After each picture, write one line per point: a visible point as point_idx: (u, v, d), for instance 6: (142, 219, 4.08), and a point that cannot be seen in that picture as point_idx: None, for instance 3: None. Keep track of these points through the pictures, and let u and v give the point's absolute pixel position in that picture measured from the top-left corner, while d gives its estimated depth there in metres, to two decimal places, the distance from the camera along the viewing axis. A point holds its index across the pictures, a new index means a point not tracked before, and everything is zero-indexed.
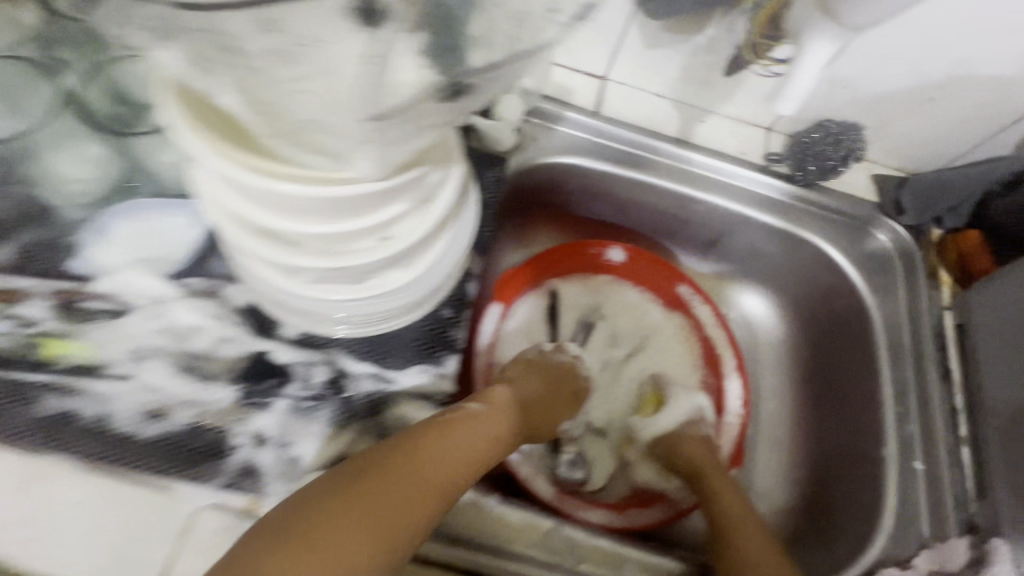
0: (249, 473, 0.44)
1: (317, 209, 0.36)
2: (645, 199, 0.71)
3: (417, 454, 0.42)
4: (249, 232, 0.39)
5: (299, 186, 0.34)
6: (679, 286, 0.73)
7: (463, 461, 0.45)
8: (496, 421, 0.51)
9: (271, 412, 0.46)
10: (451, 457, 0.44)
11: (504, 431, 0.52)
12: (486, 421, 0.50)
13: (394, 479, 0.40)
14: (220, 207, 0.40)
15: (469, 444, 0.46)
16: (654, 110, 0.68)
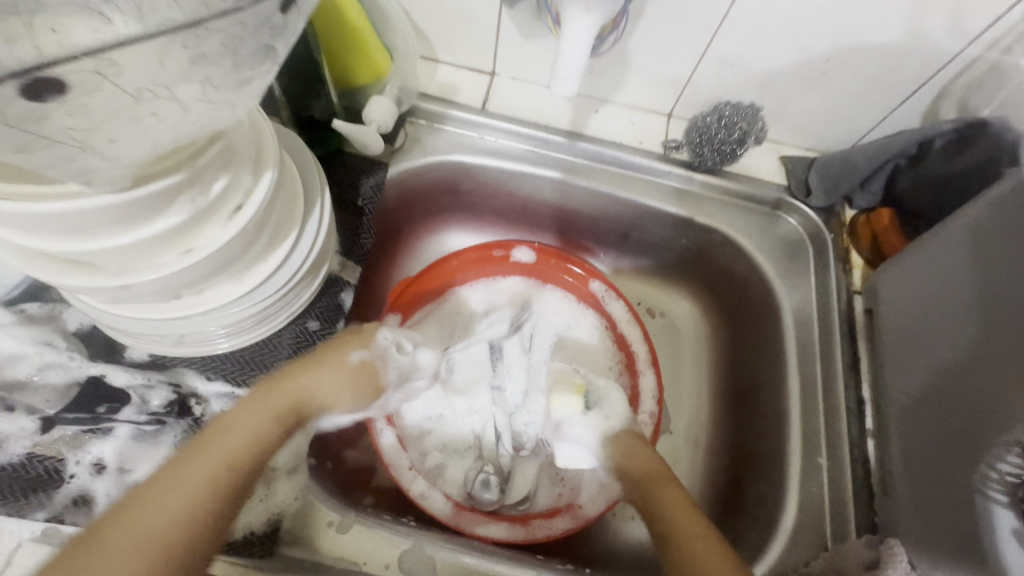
0: (81, 503, 0.42)
1: (56, 224, 0.31)
2: (545, 195, 0.68)
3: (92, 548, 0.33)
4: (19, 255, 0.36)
5: (31, 207, 0.29)
6: (592, 282, 0.70)
7: (160, 519, 0.35)
8: (230, 441, 0.40)
9: (110, 439, 0.44)
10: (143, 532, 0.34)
11: (245, 448, 0.40)
12: (216, 449, 0.39)
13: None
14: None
15: (200, 467, 0.37)
16: (544, 103, 0.65)
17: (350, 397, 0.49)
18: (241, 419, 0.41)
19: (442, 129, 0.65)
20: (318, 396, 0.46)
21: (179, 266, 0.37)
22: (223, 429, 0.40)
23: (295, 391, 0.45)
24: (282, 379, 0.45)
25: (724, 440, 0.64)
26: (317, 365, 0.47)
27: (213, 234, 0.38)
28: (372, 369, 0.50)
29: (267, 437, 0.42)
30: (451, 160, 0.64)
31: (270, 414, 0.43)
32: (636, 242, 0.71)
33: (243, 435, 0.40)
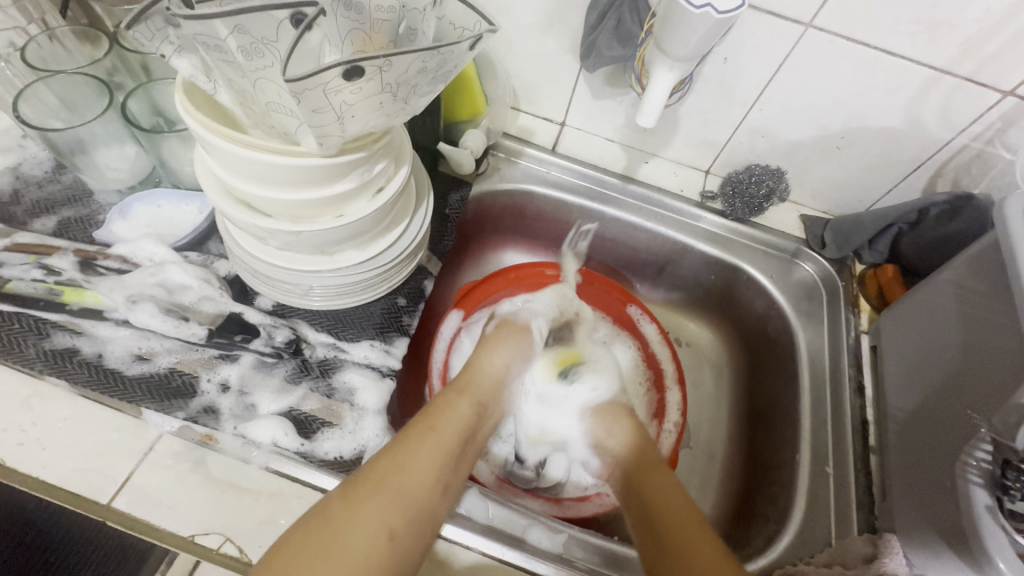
0: (209, 412, 0.51)
1: (272, 175, 0.43)
2: (596, 228, 0.80)
3: (373, 487, 0.43)
4: (225, 198, 0.48)
5: (265, 158, 0.41)
6: (629, 307, 0.79)
7: (419, 495, 0.45)
8: (448, 425, 0.52)
9: (237, 364, 0.54)
10: (404, 489, 0.44)
11: (459, 434, 0.52)
12: (441, 432, 0.50)
13: (362, 532, 0.41)
14: (204, 179, 0.49)
15: (426, 440, 0.49)
16: (604, 151, 0.79)
17: (511, 360, 0.63)
18: (445, 407, 0.53)
19: (517, 163, 0.78)
20: (493, 365, 0.61)
21: (336, 226, 0.49)
22: (437, 414, 0.52)
23: (477, 378, 0.59)
24: (470, 377, 0.59)
25: (738, 457, 0.71)
26: (494, 346, 0.63)
27: (360, 206, 0.50)
28: (506, 320, 0.69)
29: (468, 424, 0.54)
30: (521, 188, 0.77)
31: (465, 404, 0.55)
32: (670, 276, 0.82)
33: (452, 418, 0.53)
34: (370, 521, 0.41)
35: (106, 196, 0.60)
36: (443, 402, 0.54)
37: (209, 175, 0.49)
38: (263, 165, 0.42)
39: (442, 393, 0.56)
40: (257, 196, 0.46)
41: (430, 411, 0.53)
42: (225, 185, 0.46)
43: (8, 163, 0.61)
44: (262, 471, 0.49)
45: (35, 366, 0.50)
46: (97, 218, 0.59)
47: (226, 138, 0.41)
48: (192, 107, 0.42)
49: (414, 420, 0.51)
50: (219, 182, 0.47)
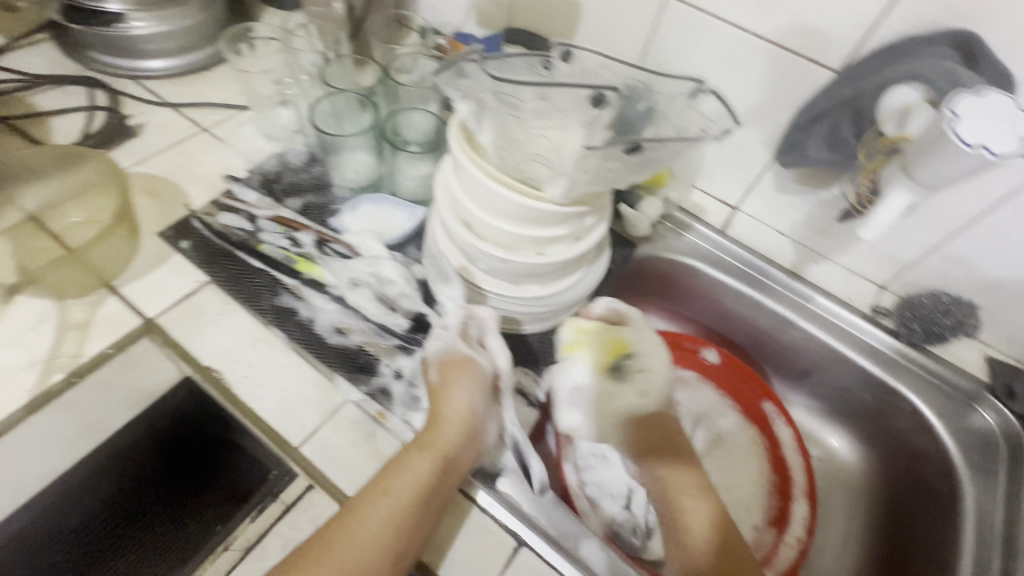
0: (384, 393, 0.57)
1: (504, 208, 0.50)
2: (747, 314, 0.79)
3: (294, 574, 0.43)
4: (453, 214, 0.56)
5: (508, 195, 0.48)
6: (765, 402, 0.77)
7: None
8: (397, 491, 0.48)
9: (412, 357, 0.61)
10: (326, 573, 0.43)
11: (409, 498, 0.47)
12: (387, 502, 0.47)
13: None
14: (439, 199, 0.57)
15: (378, 510, 0.46)
16: (773, 242, 0.78)
17: (473, 400, 0.54)
18: (398, 470, 0.50)
19: (684, 235, 0.81)
20: (457, 410, 0.53)
21: (532, 262, 0.55)
22: (392, 478, 0.49)
23: (439, 435, 0.52)
24: (433, 430, 0.52)
25: None
26: (459, 386, 0.55)
27: (560, 249, 0.55)
28: (448, 361, 0.56)
29: (428, 483, 0.49)
30: (681, 261, 0.79)
31: (428, 460, 0.50)
32: (816, 382, 0.79)
33: (384, 477, 0.49)
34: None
35: (340, 191, 0.73)
36: (400, 464, 0.50)
37: (445, 195, 0.57)
38: (502, 200, 0.49)
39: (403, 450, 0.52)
40: (484, 221, 0.53)
41: (381, 479, 0.49)
42: (460, 205, 0.54)
43: (278, 150, 0.75)
44: None
45: (265, 316, 0.60)
46: (331, 208, 0.71)
47: (481, 171, 0.49)
48: (459, 141, 0.51)
49: (359, 494, 0.48)
50: (455, 202, 0.55)
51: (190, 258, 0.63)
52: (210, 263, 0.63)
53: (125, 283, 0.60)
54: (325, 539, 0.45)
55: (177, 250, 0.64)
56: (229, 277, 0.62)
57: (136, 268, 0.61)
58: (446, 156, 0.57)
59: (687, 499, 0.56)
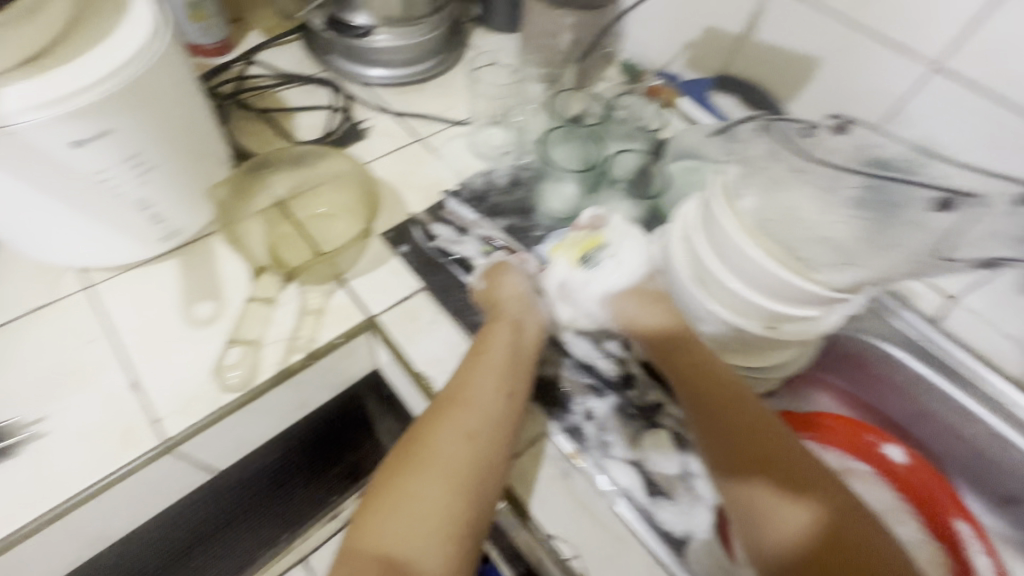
0: (578, 432, 0.58)
1: (755, 276, 0.49)
2: (954, 421, 0.71)
3: (436, 418, 0.52)
4: (687, 265, 0.57)
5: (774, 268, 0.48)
6: (959, 521, 0.69)
7: (489, 406, 0.53)
8: (495, 351, 0.57)
9: (604, 400, 0.61)
10: (466, 404, 0.53)
11: (508, 352, 0.57)
12: (488, 357, 0.56)
13: (443, 446, 0.50)
14: (675, 247, 0.58)
15: (484, 372, 0.55)
16: (995, 346, 0.70)
17: (523, 284, 0.64)
18: (487, 336, 0.58)
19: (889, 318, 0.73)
20: (511, 291, 0.63)
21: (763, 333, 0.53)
22: (489, 348, 0.57)
23: (512, 314, 0.60)
24: (501, 306, 0.61)
25: None
26: (508, 277, 0.64)
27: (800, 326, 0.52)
28: (492, 268, 0.66)
29: (513, 346, 0.57)
30: (882, 347, 0.73)
31: (514, 332, 0.59)
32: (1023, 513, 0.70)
33: (486, 341, 0.58)
34: (452, 427, 0.51)
35: (543, 219, 0.74)
36: (488, 337, 0.58)
37: (680, 248, 0.58)
38: (758, 268, 0.48)
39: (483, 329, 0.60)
40: (724, 283, 0.53)
41: (481, 344, 0.58)
42: (699, 262, 0.55)
43: (486, 169, 0.79)
44: (608, 508, 0.54)
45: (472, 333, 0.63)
46: (532, 232, 0.72)
47: (747, 237, 0.49)
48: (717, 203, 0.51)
49: (467, 358, 0.57)
50: (694, 258, 0.56)
51: (407, 262, 0.68)
52: (425, 271, 0.67)
53: (353, 277, 0.65)
54: (445, 401, 0.53)
55: (396, 254, 0.68)
56: (441, 288, 0.66)
57: (363, 265, 0.67)
58: (688, 210, 0.57)
59: (761, 498, 0.47)
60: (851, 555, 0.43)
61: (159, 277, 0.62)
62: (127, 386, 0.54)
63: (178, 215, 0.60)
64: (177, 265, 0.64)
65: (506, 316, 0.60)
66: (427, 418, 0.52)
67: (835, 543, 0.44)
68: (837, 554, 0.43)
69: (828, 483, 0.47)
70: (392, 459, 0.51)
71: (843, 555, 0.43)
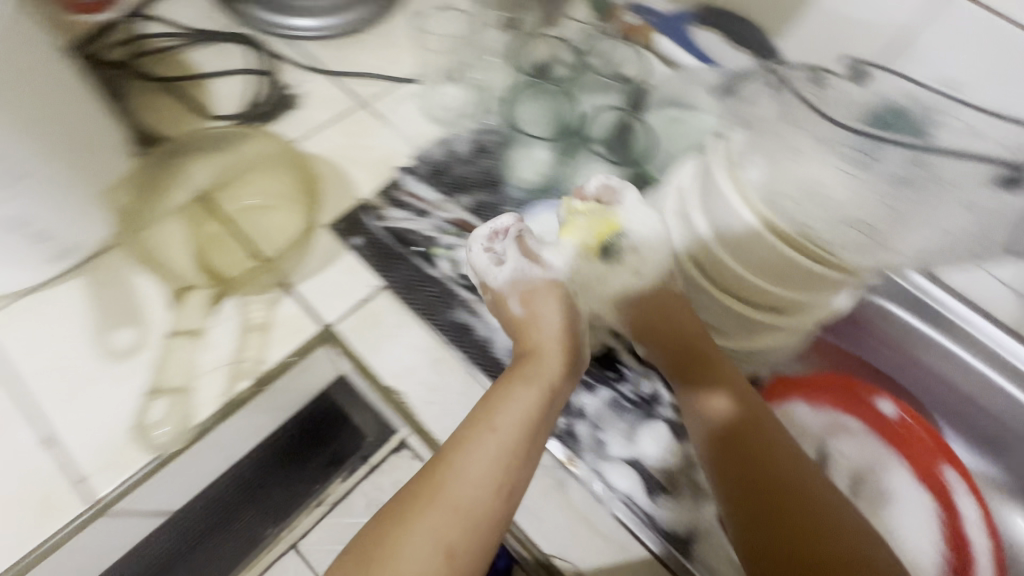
0: (571, 435, 0.53)
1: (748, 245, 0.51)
2: (943, 370, 0.71)
3: (418, 504, 0.42)
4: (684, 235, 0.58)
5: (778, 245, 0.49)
6: (945, 469, 0.69)
7: (483, 503, 0.43)
8: (506, 421, 0.47)
9: (596, 395, 0.56)
10: (456, 505, 0.42)
11: (523, 429, 0.47)
12: (500, 436, 0.46)
13: (411, 559, 0.39)
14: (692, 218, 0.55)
15: (490, 453, 0.45)
16: (993, 292, 0.67)
17: (565, 316, 0.57)
18: (497, 388, 0.50)
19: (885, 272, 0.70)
20: (550, 333, 0.55)
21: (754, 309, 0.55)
22: (499, 415, 0.47)
23: (540, 363, 0.52)
24: (536, 363, 0.52)
25: None
26: (544, 308, 0.57)
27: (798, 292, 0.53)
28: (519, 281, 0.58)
29: (536, 425, 0.48)
30: (875, 301, 0.71)
31: (535, 397, 0.49)
32: (1006, 456, 0.71)
33: (494, 398, 0.49)
34: (433, 528, 0.41)
35: (514, 190, 0.65)
36: (502, 398, 0.49)
37: (674, 220, 0.58)
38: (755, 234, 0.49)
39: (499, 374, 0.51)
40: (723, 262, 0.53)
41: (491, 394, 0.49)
42: (694, 234, 0.55)
43: (443, 136, 0.68)
44: (610, 515, 0.50)
45: (443, 334, 0.56)
46: (501, 208, 0.64)
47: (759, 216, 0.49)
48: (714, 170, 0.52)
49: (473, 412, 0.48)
50: (689, 231, 0.56)
51: (362, 257, 0.59)
52: (383, 265, 0.58)
53: (299, 280, 0.56)
54: (431, 483, 0.43)
55: (347, 247, 0.59)
56: (404, 284, 0.58)
57: (310, 265, 0.58)
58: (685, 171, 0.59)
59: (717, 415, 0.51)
60: (792, 505, 0.44)
61: (62, 302, 0.52)
62: (37, 442, 0.46)
63: (70, 230, 0.49)
64: (82, 285, 0.53)
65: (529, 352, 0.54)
66: (407, 502, 0.42)
67: (746, 427, 0.49)
68: (772, 458, 0.47)
69: (770, 423, 0.50)
70: (347, 557, 0.40)
71: (780, 461, 0.47)
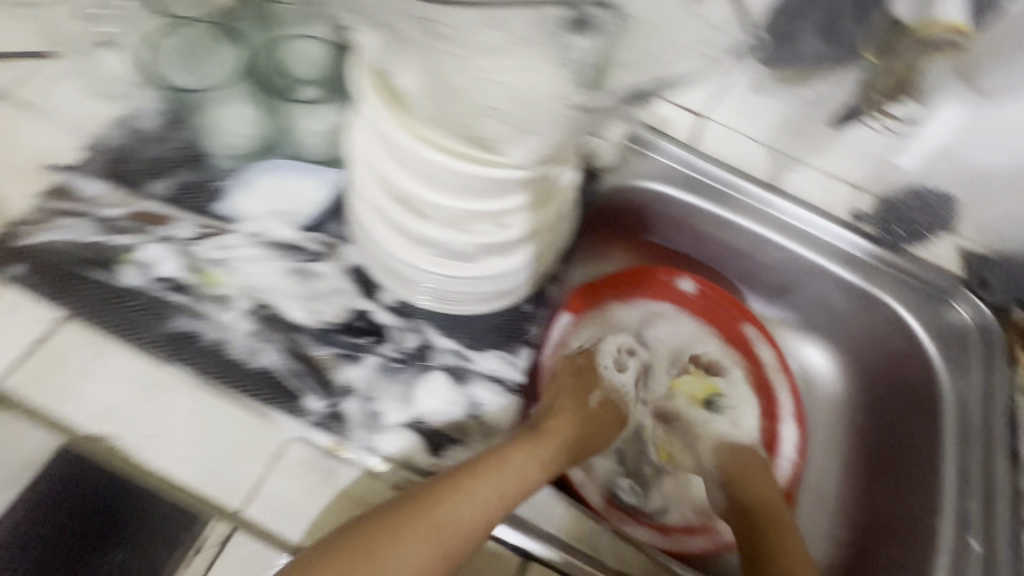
0: (336, 418, 0.48)
1: (451, 183, 0.40)
2: (725, 237, 0.73)
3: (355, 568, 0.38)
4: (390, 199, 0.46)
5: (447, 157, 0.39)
6: (746, 326, 0.73)
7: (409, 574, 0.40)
8: (475, 496, 0.44)
9: (361, 366, 0.51)
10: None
11: (498, 507, 0.44)
12: (463, 506, 0.43)
13: None
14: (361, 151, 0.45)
15: (444, 523, 0.42)
16: (746, 153, 0.70)
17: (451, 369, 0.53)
18: (493, 465, 0.47)
19: (650, 157, 0.70)
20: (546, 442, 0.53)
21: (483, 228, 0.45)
22: (473, 487, 0.44)
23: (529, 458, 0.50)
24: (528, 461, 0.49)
25: (853, 504, 0.67)
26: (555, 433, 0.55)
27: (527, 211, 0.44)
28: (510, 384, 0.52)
29: (505, 503, 0.45)
30: (649, 185, 0.70)
31: (522, 479, 0.47)
32: (795, 297, 0.75)
33: (486, 486, 0.45)
34: None
35: (222, 161, 0.56)
36: (485, 473, 0.46)
37: (367, 178, 0.46)
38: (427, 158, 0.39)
39: (495, 453, 0.48)
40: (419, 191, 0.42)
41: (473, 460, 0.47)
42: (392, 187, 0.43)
43: (121, 115, 0.56)
44: (389, 489, 0.46)
45: (156, 350, 0.47)
46: (211, 186, 0.55)
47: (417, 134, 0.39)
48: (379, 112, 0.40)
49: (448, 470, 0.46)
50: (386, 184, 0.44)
51: (28, 286, 0.46)
52: (59, 289, 0.47)
53: None
54: (364, 545, 0.39)
55: (4, 278, 0.47)
56: (93, 305, 0.47)
57: None
58: (358, 135, 0.44)
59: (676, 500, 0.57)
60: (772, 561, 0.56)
61: None
62: None
63: None
64: None
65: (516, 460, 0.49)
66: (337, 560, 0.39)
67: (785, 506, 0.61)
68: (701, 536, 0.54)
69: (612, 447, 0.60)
70: None
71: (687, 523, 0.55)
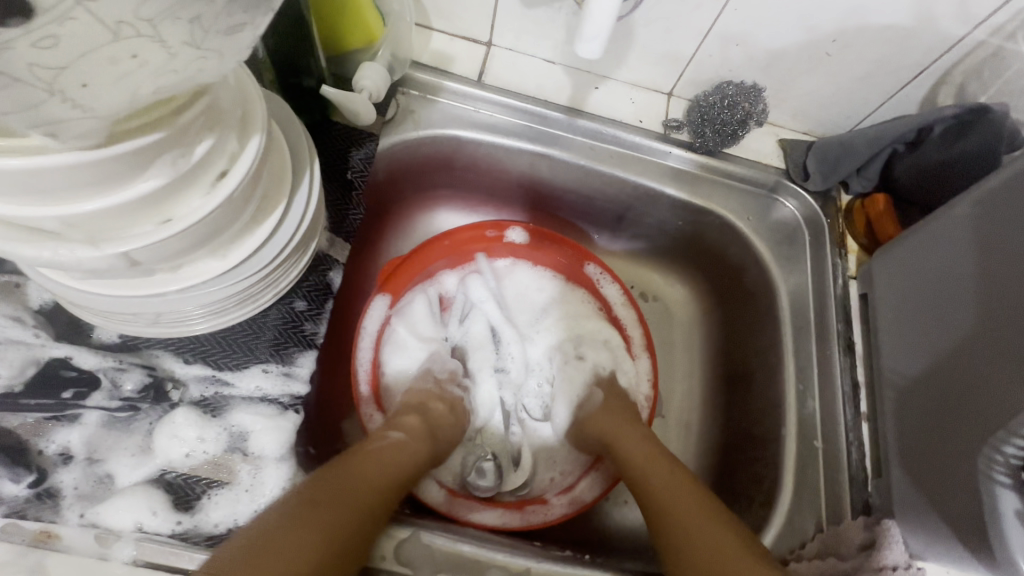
0: (46, 497, 0.39)
1: (38, 188, 0.27)
2: (544, 176, 0.66)
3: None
4: None
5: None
6: (588, 265, 0.66)
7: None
8: (348, 509, 0.38)
9: (78, 426, 0.41)
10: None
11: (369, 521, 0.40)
12: (340, 519, 0.37)
13: None
14: None
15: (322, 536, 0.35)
16: (542, 78, 0.63)
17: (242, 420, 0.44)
18: (345, 481, 0.40)
19: (435, 102, 0.61)
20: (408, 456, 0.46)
21: (138, 233, 0.32)
22: (344, 500, 0.38)
23: (399, 467, 0.45)
24: (400, 469, 0.45)
25: (714, 426, 0.64)
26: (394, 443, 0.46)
27: (195, 204, 0.34)
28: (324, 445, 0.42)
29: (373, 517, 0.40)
30: (445, 133, 0.61)
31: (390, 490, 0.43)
32: (631, 223, 0.69)
33: (346, 510, 0.38)
34: None
35: None
36: (355, 483, 0.40)
37: None
38: None
39: (358, 468, 0.41)
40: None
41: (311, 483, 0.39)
42: None
43: None
44: (130, 567, 0.36)
45: None
46: None
47: None
48: None
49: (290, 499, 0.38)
50: None
51: None
52: None
53: None
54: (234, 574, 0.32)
55: None
56: None
57: None
58: None
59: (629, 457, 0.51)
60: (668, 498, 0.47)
61: None
62: None
63: None
64: None
65: (386, 470, 0.43)
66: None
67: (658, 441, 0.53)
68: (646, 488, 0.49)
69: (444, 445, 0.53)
70: None
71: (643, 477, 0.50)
